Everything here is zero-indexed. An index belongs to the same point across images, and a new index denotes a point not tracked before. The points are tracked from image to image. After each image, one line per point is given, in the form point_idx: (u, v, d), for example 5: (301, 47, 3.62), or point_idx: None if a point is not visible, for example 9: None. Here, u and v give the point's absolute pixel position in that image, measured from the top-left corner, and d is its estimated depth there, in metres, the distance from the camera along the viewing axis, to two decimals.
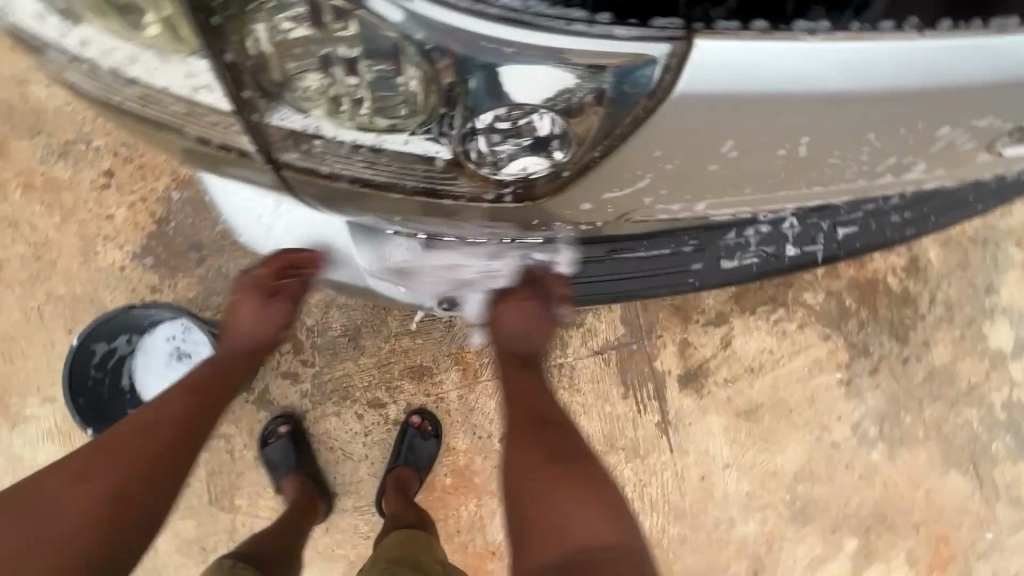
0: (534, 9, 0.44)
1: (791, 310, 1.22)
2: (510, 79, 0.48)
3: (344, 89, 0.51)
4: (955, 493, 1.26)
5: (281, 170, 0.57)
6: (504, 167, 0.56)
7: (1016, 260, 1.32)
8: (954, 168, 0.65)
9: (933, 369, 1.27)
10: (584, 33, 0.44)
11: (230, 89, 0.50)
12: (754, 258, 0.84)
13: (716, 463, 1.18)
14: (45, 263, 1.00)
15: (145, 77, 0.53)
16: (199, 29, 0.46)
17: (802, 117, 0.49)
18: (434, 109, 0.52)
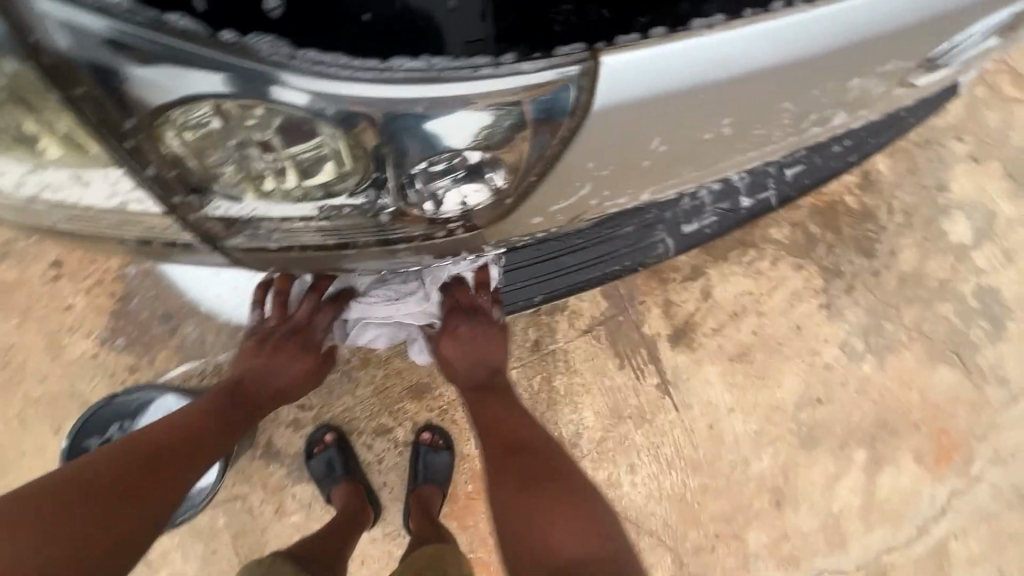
0: (438, 65, 0.45)
1: (761, 249, 1.25)
2: (431, 129, 0.47)
3: (267, 165, 0.50)
4: (946, 385, 1.32)
5: (230, 252, 0.60)
6: (444, 203, 0.55)
7: (959, 155, 1.37)
8: (874, 107, 0.67)
9: (904, 274, 1.31)
10: (493, 75, 0.45)
11: (160, 198, 0.51)
12: (713, 216, 0.89)
13: (720, 410, 1.21)
14: (13, 368, 0.97)
15: (71, 195, 0.53)
16: (115, 152, 0.46)
17: (718, 105, 0.51)
18: (364, 172, 0.51)
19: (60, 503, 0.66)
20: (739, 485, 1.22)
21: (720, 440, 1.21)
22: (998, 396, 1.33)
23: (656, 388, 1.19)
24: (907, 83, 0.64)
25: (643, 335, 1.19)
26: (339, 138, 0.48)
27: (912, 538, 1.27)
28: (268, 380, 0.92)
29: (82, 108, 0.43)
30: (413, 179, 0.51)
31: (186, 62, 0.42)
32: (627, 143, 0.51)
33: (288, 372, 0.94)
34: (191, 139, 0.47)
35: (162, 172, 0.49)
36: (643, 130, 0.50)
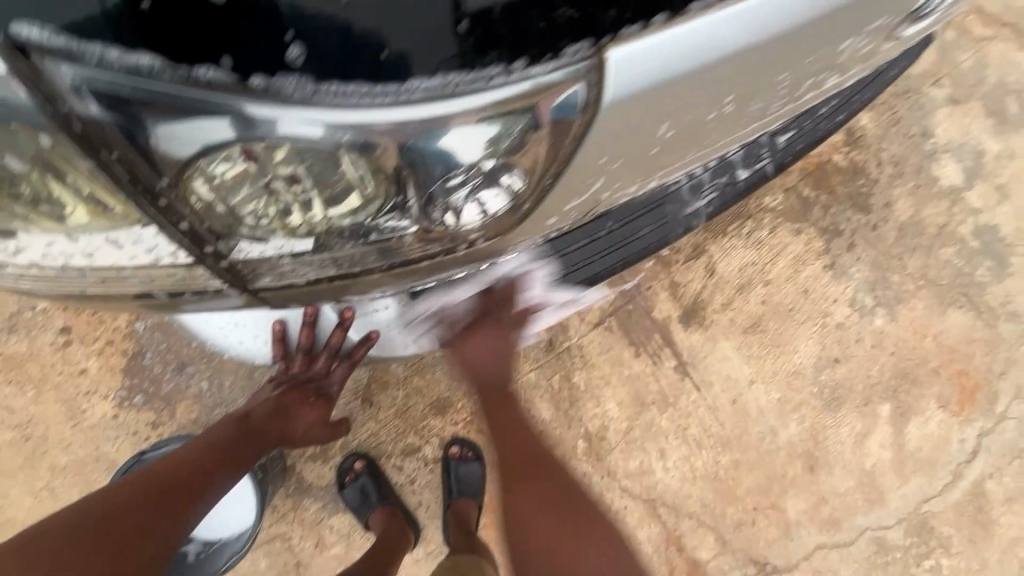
0: (454, 81, 0.44)
1: (758, 219, 1.25)
2: (447, 144, 0.47)
3: (293, 199, 0.51)
4: (959, 328, 1.32)
5: (259, 293, 0.61)
6: (466, 216, 0.56)
7: (938, 100, 1.38)
8: (866, 62, 0.67)
9: (902, 225, 1.32)
10: (506, 84, 0.44)
11: (190, 247, 0.52)
12: (713, 193, 0.88)
13: (741, 383, 1.22)
14: (36, 440, 0.97)
15: (93, 256, 0.53)
16: (145, 207, 0.46)
17: (720, 83, 0.51)
18: (386, 194, 0.52)
19: (74, 537, 0.67)
20: (770, 455, 1.22)
21: (745, 414, 1.21)
22: (1011, 332, 1.34)
23: (675, 370, 1.19)
24: (894, 36, 0.65)
25: (654, 319, 1.19)
26: (360, 164, 0.48)
27: (948, 484, 1.27)
28: (284, 425, 0.93)
29: (114, 169, 0.43)
30: (439, 195, 0.52)
31: (209, 112, 0.41)
32: (636, 133, 0.52)
33: (304, 420, 0.95)
34: (221, 188, 0.48)
35: (194, 226, 0.50)
36: (649, 121, 0.51)
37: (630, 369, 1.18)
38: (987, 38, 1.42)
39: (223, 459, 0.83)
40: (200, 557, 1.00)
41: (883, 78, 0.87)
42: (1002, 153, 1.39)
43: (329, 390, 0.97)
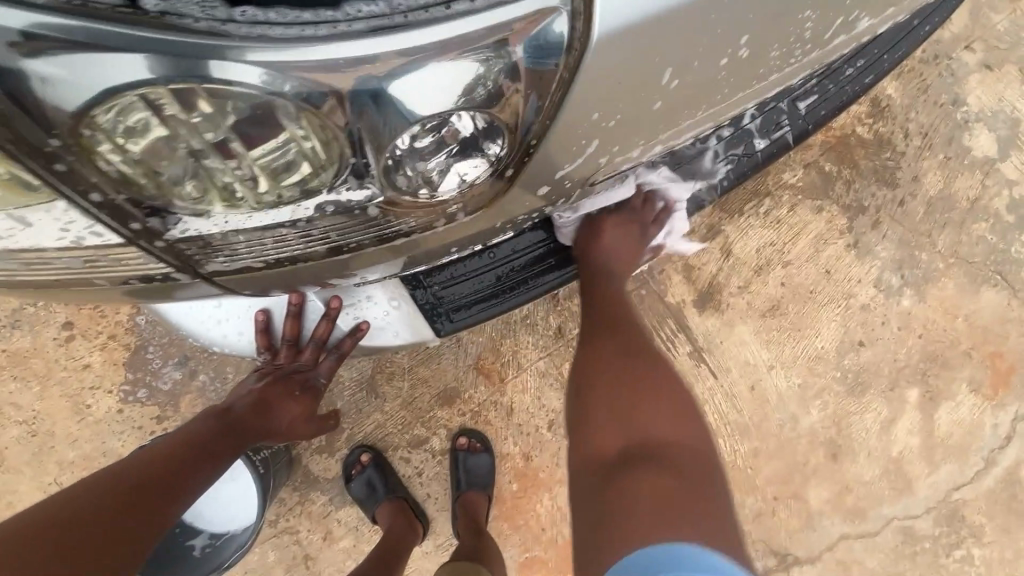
0: (399, 11, 0.43)
1: (777, 197, 1.19)
2: (404, 92, 0.43)
3: (231, 175, 0.48)
4: (993, 308, 1.25)
5: (213, 279, 0.58)
6: (440, 183, 0.52)
7: (971, 65, 1.29)
8: (898, 6, 0.62)
9: (931, 199, 1.25)
10: (460, 15, 0.42)
11: (118, 226, 0.49)
12: (727, 163, 0.84)
13: (760, 369, 1.17)
14: (43, 435, 0.96)
15: (31, 240, 0.51)
16: (57, 179, 0.44)
17: (721, 17, 0.48)
18: (341, 159, 0.48)
19: (59, 527, 0.66)
20: (791, 442, 1.17)
21: (764, 400, 1.17)
22: None
23: (689, 357, 1.15)
24: None
25: (667, 304, 1.15)
26: (306, 122, 0.45)
27: (981, 471, 1.21)
28: (269, 418, 0.89)
29: (1, 135, 0.39)
30: (403, 161, 0.49)
31: (114, 48, 0.39)
32: (630, 81, 0.48)
33: (291, 413, 0.92)
34: (133, 154, 0.45)
35: (109, 197, 0.46)
36: (647, 63, 0.47)
37: None
38: None
39: (208, 450, 0.81)
40: (206, 552, 0.99)
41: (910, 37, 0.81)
42: None
43: (315, 383, 0.94)
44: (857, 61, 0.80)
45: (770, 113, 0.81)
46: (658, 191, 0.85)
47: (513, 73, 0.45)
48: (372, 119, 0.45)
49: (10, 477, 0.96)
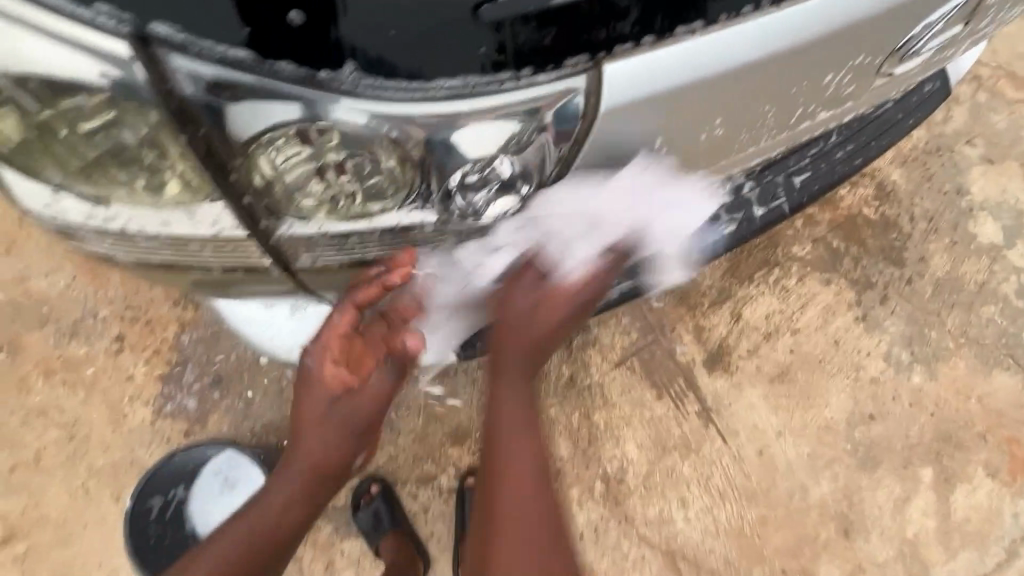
0: (472, 82, 0.51)
1: (786, 267, 1.25)
2: (465, 141, 0.54)
3: (339, 191, 0.58)
4: (1006, 391, 1.26)
5: (300, 274, 0.67)
6: (483, 213, 0.62)
7: (973, 158, 1.38)
8: (859, 97, 0.72)
9: (939, 280, 1.29)
10: (515, 89, 0.52)
11: (247, 223, 0.58)
12: (730, 226, 0.86)
13: (769, 434, 1.18)
14: (80, 439, 1.03)
15: (175, 229, 0.60)
16: (217, 182, 0.54)
17: (704, 101, 0.58)
18: (413, 184, 0.58)
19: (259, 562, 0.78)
20: (800, 513, 1.15)
21: (773, 466, 1.17)
22: None
23: (698, 416, 1.17)
24: (886, 74, 0.70)
25: (678, 363, 1.18)
26: (393, 155, 0.55)
27: (1002, 562, 1.17)
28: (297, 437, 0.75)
29: (195, 143, 0.51)
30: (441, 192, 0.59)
31: (280, 96, 0.49)
32: (631, 140, 0.59)
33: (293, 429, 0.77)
34: (276, 169, 0.55)
35: (254, 201, 0.56)
36: (645, 127, 0.58)
37: (652, 412, 1.16)
38: (1020, 101, 1.44)
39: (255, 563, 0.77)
40: None
41: (897, 128, 0.90)
42: None
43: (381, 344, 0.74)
44: (845, 145, 0.89)
45: (767, 184, 0.86)
46: None
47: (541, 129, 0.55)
48: (441, 155, 0.55)
49: (42, 477, 1.01)
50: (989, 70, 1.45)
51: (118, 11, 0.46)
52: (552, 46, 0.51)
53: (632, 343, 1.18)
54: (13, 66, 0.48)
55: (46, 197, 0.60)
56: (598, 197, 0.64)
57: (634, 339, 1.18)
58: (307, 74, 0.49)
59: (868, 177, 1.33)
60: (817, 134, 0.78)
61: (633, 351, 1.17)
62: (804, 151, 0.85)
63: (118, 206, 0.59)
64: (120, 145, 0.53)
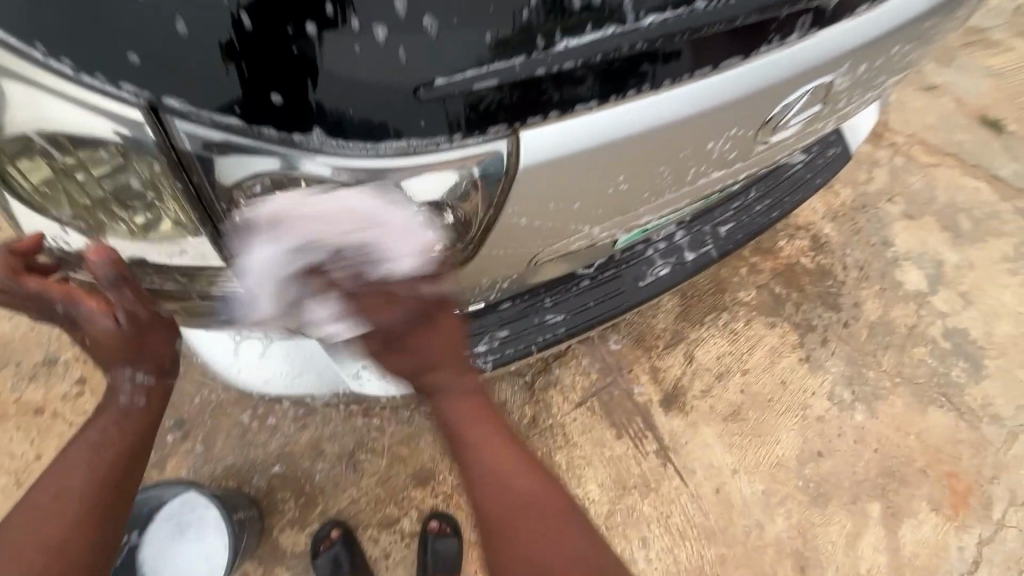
0: (414, 142, 0.56)
1: (733, 311, 1.34)
2: (411, 188, 0.59)
3: None
4: (942, 428, 1.34)
5: None
6: (432, 247, 0.66)
7: (895, 214, 1.53)
8: (763, 154, 0.79)
9: (872, 324, 1.40)
10: (455, 147, 0.57)
11: (226, 254, 0.64)
12: (665, 268, 0.95)
13: (724, 472, 1.22)
14: (29, 486, 1.00)
15: (165, 257, 0.65)
16: (204, 218, 0.60)
17: (612, 160, 0.63)
18: None
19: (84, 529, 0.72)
20: (757, 551, 1.18)
21: (729, 504, 1.20)
22: (997, 434, 1.36)
23: (656, 455, 1.21)
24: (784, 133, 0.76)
25: (636, 402, 1.23)
26: None
27: None
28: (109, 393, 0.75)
29: (189, 189, 0.57)
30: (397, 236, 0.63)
31: (254, 151, 0.54)
32: (555, 190, 0.63)
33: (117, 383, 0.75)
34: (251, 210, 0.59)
35: (230, 236, 0.61)
36: (573, 179, 0.63)
37: (612, 452, 1.19)
38: (932, 164, 1.62)
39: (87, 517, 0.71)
40: None
41: (814, 182, 1.01)
42: (960, 262, 1.51)
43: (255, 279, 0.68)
44: (764, 200, 1.00)
45: (696, 232, 0.96)
46: (609, 286, 0.93)
47: (486, 183, 0.60)
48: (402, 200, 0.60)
49: None
50: (904, 137, 1.64)
51: (138, 88, 0.50)
52: (512, 105, 0.55)
53: (592, 384, 1.22)
54: (55, 126, 0.54)
55: (58, 226, 0.66)
56: (536, 237, 0.71)
57: (594, 380, 1.23)
58: (282, 136, 0.53)
59: (804, 230, 1.46)
60: (736, 183, 0.86)
61: (593, 392, 1.22)
62: (727, 204, 0.96)
63: (120, 238, 0.65)
64: (126, 187, 0.59)
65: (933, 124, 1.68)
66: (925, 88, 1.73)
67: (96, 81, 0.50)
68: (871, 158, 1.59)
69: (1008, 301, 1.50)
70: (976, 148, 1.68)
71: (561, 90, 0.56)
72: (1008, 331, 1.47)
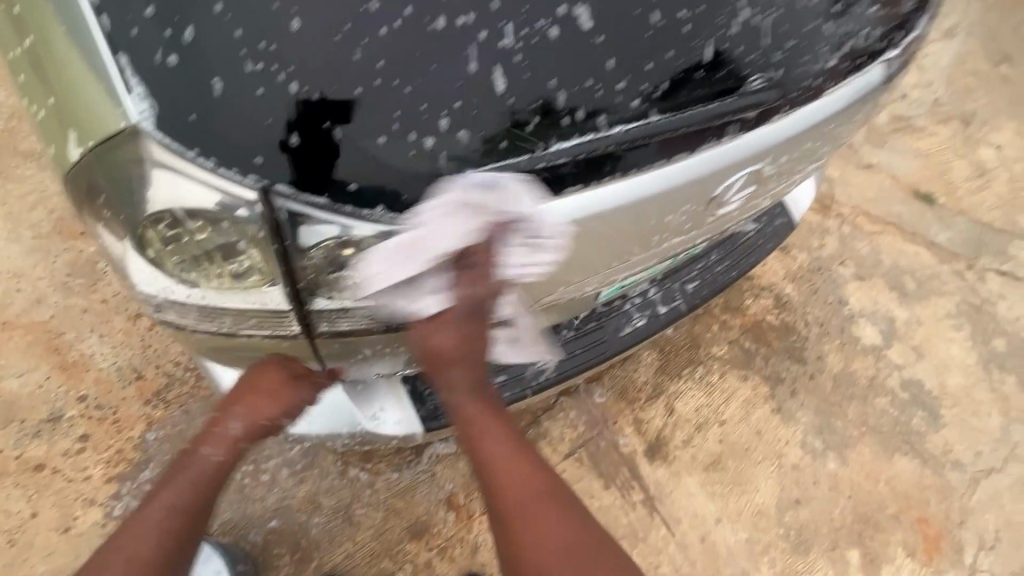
0: (466, 206, 0.66)
1: (707, 364, 1.45)
2: (460, 241, 0.68)
3: (372, 275, 0.70)
4: (908, 474, 1.42)
5: (322, 337, 0.75)
6: (470, 291, 0.73)
7: (847, 276, 1.69)
8: (718, 224, 0.91)
9: (835, 376, 1.52)
10: (502, 209, 0.66)
11: (297, 299, 0.70)
12: (641, 319, 1.06)
13: (708, 520, 1.27)
14: (23, 545, 1.00)
15: (239, 305, 0.71)
16: (287, 271, 0.67)
17: (600, 230, 0.73)
18: (421, 274, 0.70)
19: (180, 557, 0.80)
20: None
21: (714, 553, 1.25)
22: (959, 480, 1.45)
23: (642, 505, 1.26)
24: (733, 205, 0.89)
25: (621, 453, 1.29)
26: (409, 253, 0.68)
27: None
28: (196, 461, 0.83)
29: (278, 247, 0.65)
30: (415, 295, 0.71)
31: (342, 215, 0.63)
32: (555, 256, 0.72)
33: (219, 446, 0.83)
34: (326, 261, 0.67)
35: (302, 282, 0.68)
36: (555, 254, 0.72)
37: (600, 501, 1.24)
38: (876, 232, 1.82)
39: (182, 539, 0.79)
40: None
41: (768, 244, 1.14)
42: (909, 319, 1.66)
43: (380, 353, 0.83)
44: (725, 261, 1.13)
45: (667, 288, 1.08)
46: (592, 335, 1.03)
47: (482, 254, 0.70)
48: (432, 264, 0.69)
49: None
50: (849, 208, 1.84)
51: (255, 175, 0.61)
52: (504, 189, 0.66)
53: (579, 435, 1.29)
54: (175, 202, 0.63)
55: (144, 272, 0.70)
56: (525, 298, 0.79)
57: (581, 432, 1.29)
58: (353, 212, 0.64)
59: (768, 290, 1.60)
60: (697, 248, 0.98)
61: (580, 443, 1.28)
62: (693, 265, 1.09)
63: (206, 289, 0.70)
64: (227, 248, 0.66)
65: (873, 197, 1.89)
66: (863, 166, 1.96)
67: (228, 170, 0.61)
68: (821, 226, 1.77)
69: (956, 354, 1.64)
70: (913, 218, 1.89)
71: (541, 175, 0.67)
72: (959, 382, 1.59)
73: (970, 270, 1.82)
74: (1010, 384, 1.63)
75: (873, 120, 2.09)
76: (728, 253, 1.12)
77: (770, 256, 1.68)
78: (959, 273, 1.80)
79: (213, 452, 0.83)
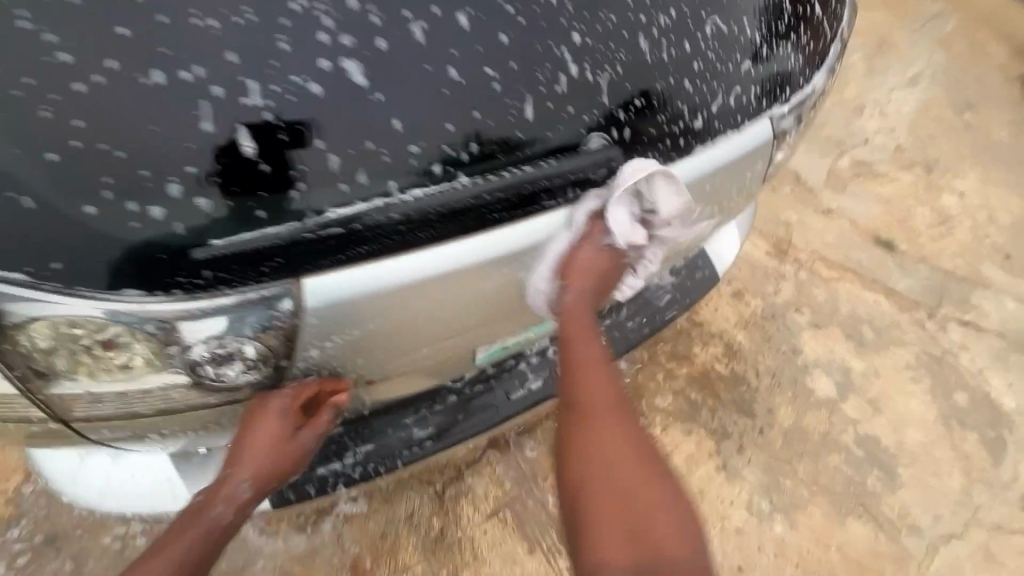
0: (193, 291, 0.65)
1: (649, 417, 1.38)
2: (192, 328, 0.67)
3: (109, 358, 0.69)
4: (862, 539, 1.34)
5: (77, 419, 0.76)
6: (222, 373, 0.73)
7: (802, 323, 1.64)
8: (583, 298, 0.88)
9: (786, 431, 1.44)
10: (234, 292, 0.66)
11: (29, 381, 0.69)
12: None
13: None
14: None
15: None
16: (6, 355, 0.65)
17: (404, 300, 0.72)
18: (165, 358, 0.70)
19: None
20: None
21: None
22: (917, 547, 1.37)
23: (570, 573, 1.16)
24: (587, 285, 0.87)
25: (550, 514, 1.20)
26: (139, 340, 0.68)
27: None
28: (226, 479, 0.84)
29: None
30: (189, 369, 0.72)
31: (49, 300, 0.62)
32: (351, 324, 0.72)
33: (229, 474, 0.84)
34: (46, 347, 0.66)
35: (25, 367, 0.68)
36: (405, 305, 0.72)
37: (523, 569, 1.14)
38: (834, 278, 1.78)
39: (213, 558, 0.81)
40: None
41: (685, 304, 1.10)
42: (866, 370, 1.60)
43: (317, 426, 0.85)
44: (636, 317, 1.07)
45: None
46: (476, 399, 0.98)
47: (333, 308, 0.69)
48: (284, 321, 0.69)
49: None
50: (806, 254, 1.80)
51: None
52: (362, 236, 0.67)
53: (505, 493, 1.20)
54: None
55: None
56: (364, 358, 0.78)
57: (507, 489, 1.21)
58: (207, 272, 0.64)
59: (718, 338, 1.55)
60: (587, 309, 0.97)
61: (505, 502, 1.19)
62: (598, 322, 1.02)
63: None
64: None
65: (831, 242, 1.86)
66: (822, 211, 1.94)
67: None
68: (777, 272, 1.73)
69: (915, 409, 1.57)
70: (872, 264, 1.85)
71: (400, 224, 0.68)
72: (917, 439, 1.52)
73: (931, 320, 1.77)
74: (971, 442, 1.56)
75: (834, 165, 2.09)
76: (640, 308, 1.07)
77: (723, 300, 1.62)
78: (920, 323, 1.75)
79: (228, 507, 0.84)
